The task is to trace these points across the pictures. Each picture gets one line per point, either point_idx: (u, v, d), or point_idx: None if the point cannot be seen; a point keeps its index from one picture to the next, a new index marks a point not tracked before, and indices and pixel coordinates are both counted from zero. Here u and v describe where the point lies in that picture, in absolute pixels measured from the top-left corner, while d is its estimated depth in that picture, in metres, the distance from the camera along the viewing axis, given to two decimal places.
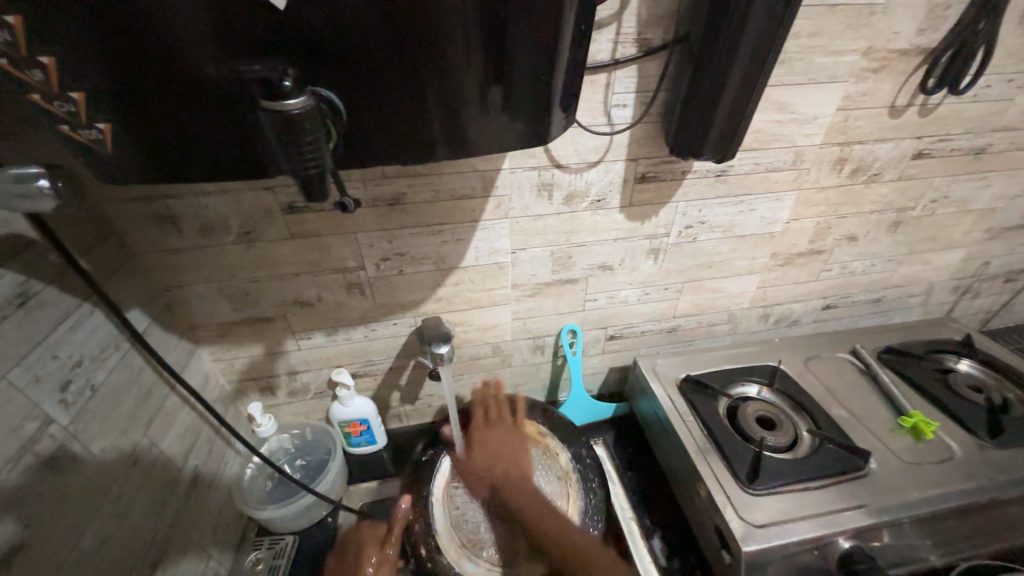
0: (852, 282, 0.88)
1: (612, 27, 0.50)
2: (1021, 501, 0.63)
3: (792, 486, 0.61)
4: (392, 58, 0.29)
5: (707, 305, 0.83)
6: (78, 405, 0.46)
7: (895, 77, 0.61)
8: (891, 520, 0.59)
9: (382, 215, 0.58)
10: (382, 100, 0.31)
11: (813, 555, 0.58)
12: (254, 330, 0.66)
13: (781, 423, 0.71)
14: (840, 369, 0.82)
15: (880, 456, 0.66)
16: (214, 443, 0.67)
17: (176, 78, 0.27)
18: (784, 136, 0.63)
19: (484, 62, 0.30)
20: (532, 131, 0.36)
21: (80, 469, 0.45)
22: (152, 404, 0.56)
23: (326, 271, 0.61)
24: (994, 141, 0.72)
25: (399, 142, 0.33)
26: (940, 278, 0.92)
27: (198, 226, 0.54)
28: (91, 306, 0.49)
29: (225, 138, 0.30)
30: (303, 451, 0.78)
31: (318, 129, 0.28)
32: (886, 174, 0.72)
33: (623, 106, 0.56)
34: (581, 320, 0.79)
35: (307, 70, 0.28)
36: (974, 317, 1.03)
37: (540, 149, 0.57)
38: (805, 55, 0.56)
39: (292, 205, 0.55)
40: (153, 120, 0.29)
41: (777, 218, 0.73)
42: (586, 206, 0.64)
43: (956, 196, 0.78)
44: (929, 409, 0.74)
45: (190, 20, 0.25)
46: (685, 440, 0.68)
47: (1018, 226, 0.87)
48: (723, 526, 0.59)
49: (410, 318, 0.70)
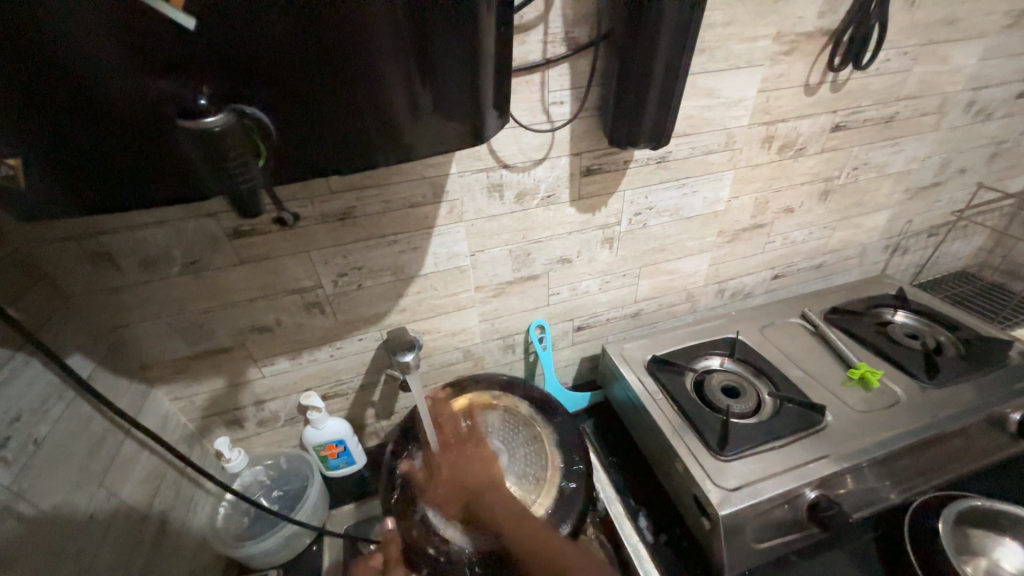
0: (795, 251, 0.93)
1: (540, 28, 0.52)
2: (959, 433, 0.68)
3: (759, 448, 0.64)
4: (318, 73, 0.30)
5: (666, 287, 0.87)
6: (20, 462, 0.43)
7: (805, 58, 0.66)
8: (851, 466, 0.63)
9: (334, 230, 0.57)
10: (309, 116, 0.31)
11: (785, 509, 0.61)
12: (212, 363, 0.63)
13: (744, 389, 0.75)
14: (793, 333, 0.87)
15: (835, 409, 0.71)
16: (180, 485, 0.64)
17: (91, 104, 0.27)
18: (714, 120, 0.67)
19: (407, 71, 0.31)
20: (465, 132, 0.37)
21: (32, 530, 0.43)
22: (105, 453, 0.53)
23: (282, 293, 0.60)
24: (900, 109, 0.79)
25: (336, 153, 0.34)
26: (872, 238, 1.00)
27: (137, 261, 0.52)
28: (25, 356, 0.46)
29: (150, 163, 0.30)
30: (279, 481, 0.75)
31: (243, 143, 0.29)
32: (811, 148, 0.78)
33: (560, 103, 0.58)
34: (548, 314, 0.80)
35: (225, 88, 0.28)
36: (906, 272, 1.12)
37: (485, 151, 0.58)
38: (722, 43, 0.60)
39: (237, 230, 0.54)
40: (69, 151, 0.28)
41: (718, 197, 0.77)
42: (537, 203, 0.66)
43: (875, 162, 0.85)
44: (874, 360, 0.80)
45: (100, 45, 0.25)
46: (659, 419, 0.70)
47: (932, 185, 0.95)
48: (700, 495, 0.61)
49: (376, 332, 0.69)
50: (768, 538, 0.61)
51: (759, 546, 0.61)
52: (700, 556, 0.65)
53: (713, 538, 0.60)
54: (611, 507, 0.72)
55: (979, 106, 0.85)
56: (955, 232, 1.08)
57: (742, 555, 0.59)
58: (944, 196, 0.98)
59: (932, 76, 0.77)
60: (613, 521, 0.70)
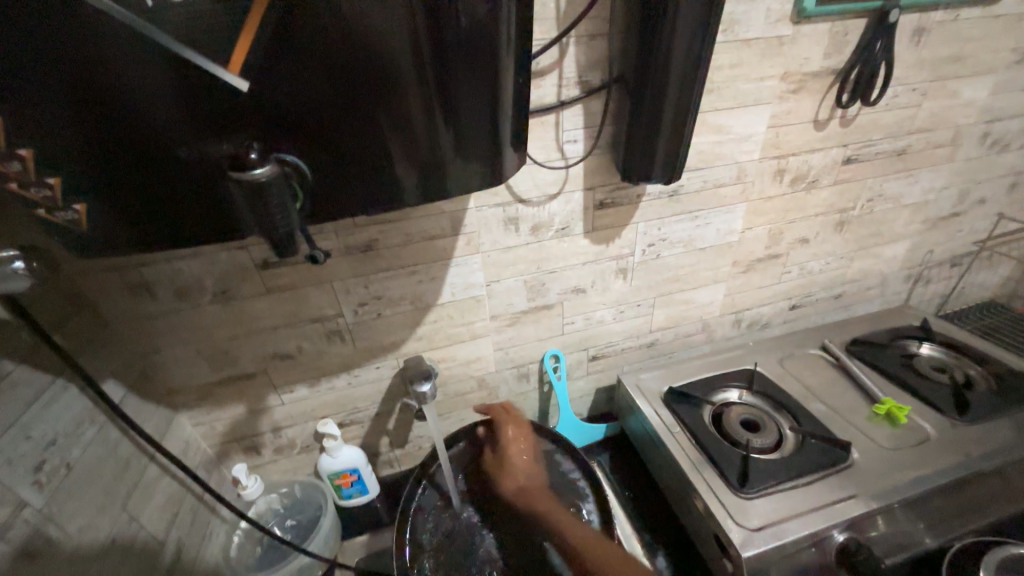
0: (812, 281, 0.93)
1: (555, 73, 0.55)
2: (997, 474, 0.65)
3: (782, 485, 0.62)
4: (352, 125, 0.32)
5: (681, 317, 0.87)
6: (53, 485, 0.45)
7: (813, 95, 0.68)
8: (881, 506, 0.60)
9: (357, 262, 0.60)
10: (344, 160, 0.34)
11: (812, 552, 0.58)
12: (235, 389, 0.65)
13: (765, 423, 0.73)
14: (814, 365, 0.85)
15: (861, 446, 0.68)
16: (197, 511, 0.65)
17: (152, 157, 0.29)
18: (725, 155, 0.69)
19: (435, 120, 0.34)
20: (485, 172, 0.40)
21: (55, 553, 0.43)
22: (129, 477, 0.55)
23: (305, 321, 0.62)
24: (912, 141, 0.80)
25: (365, 194, 0.36)
26: (892, 268, 0.98)
27: (173, 290, 0.55)
28: (64, 381, 0.49)
29: (201, 207, 0.32)
30: (292, 510, 0.75)
31: (284, 192, 0.31)
32: (823, 180, 0.78)
33: (574, 141, 0.61)
34: (562, 344, 0.81)
35: (272, 141, 0.31)
36: (930, 302, 1.09)
37: (502, 186, 0.60)
38: (731, 83, 0.62)
39: (267, 261, 0.56)
40: (132, 197, 0.31)
41: (731, 228, 0.78)
42: (552, 235, 0.67)
43: (890, 193, 0.85)
44: (900, 395, 0.77)
45: (165, 106, 0.28)
46: (677, 453, 0.69)
47: (951, 215, 0.94)
48: (722, 535, 0.59)
49: (393, 360, 0.71)
50: None
51: None
52: None
53: None
54: (629, 545, 0.70)
55: (994, 138, 0.85)
56: (979, 262, 1.06)
57: None
58: (965, 225, 0.97)
59: (942, 110, 0.78)
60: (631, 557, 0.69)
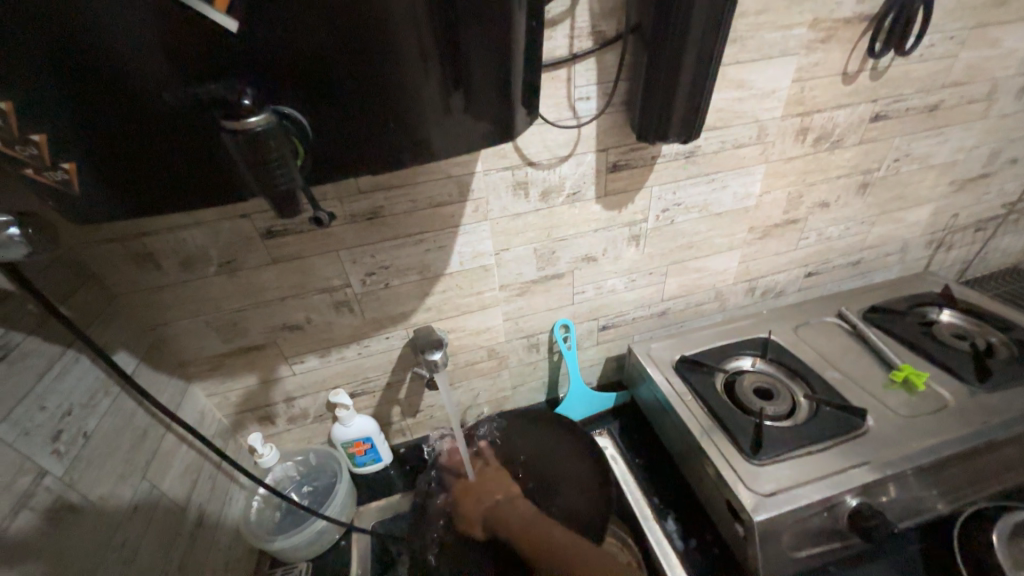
0: (830, 247, 0.90)
1: (566, 23, 0.51)
2: (1016, 440, 0.64)
3: (795, 452, 0.62)
4: (351, 76, 0.30)
5: (694, 286, 0.85)
6: (72, 454, 0.46)
7: (843, 45, 0.63)
8: (895, 472, 0.59)
9: (362, 230, 0.58)
10: (345, 115, 0.31)
11: (824, 517, 0.58)
12: (246, 361, 0.65)
13: (778, 391, 0.72)
14: (829, 333, 0.84)
15: (877, 412, 0.68)
16: (216, 478, 0.66)
17: (142, 108, 0.28)
18: (745, 113, 0.65)
19: (441, 71, 0.31)
20: (494, 130, 0.37)
21: (79, 519, 0.44)
22: (148, 446, 0.55)
23: (312, 292, 0.61)
24: (945, 97, 0.75)
25: (366, 154, 0.34)
26: (914, 234, 0.95)
27: (177, 261, 0.54)
28: (75, 353, 0.49)
29: (197, 164, 0.31)
30: (309, 477, 0.77)
31: (283, 144, 0.29)
32: (848, 139, 0.74)
33: (587, 98, 0.57)
34: (573, 314, 0.80)
35: (268, 90, 0.29)
36: (951, 269, 1.06)
37: (510, 149, 0.58)
38: (755, 32, 0.58)
39: (271, 229, 0.55)
40: (123, 154, 0.29)
41: (749, 192, 0.74)
42: (562, 201, 0.65)
43: (917, 154, 0.81)
44: (918, 362, 0.76)
45: (148, 49, 0.26)
46: (688, 421, 0.68)
47: (980, 176, 0.90)
48: (733, 500, 0.59)
49: (402, 331, 0.70)
50: (806, 546, 0.59)
51: (796, 555, 0.59)
52: (732, 563, 0.64)
53: (747, 543, 0.58)
54: (639, 511, 0.71)
55: None
56: (1005, 226, 1.01)
57: (779, 563, 0.57)
58: (993, 188, 0.93)
59: (981, 61, 0.72)
60: (641, 522, 0.69)
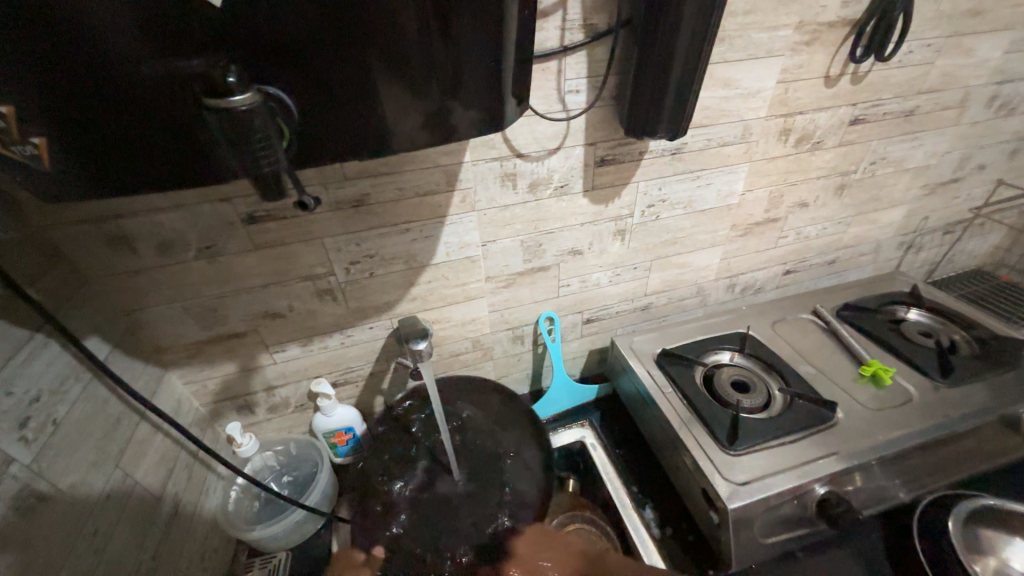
0: (808, 246, 0.93)
1: (558, 15, 0.51)
2: (972, 432, 0.68)
3: (768, 443, 0.64)
4: (339, 59, 0.29)
5: (677, 281, 0.86)
6: (40, 442, 0.44)
7: (826, 48, 0.65)
8: (861, 462, 0.62)
9: (347, 218, 0.57)
10: (332, 98, 0.31)
11: (793, 504, 0.61)
12: (225, 348, 0.64)
13: (754, 384, 0.75)
14: (804, 330, 0.86)
15: (846, 406, 0.70)
16: (193, 468, 0.65)
17: (118, 81, 0.27)
18: (731, 111, 0.66)
19: (431, 57, 0.31)
20: (485, 118, 0.37)
21: (48, 508, 0.43)
22: (121, 434, 0.54)
23: (294, 280, 0.60)
24: (921, 103, 0.78)
25: (352, 139, 0.33)
26: (887, 235, 0.99)
27: (153, 244, 0.52)
28: (44, 337, 0.47)
29: (176, 143, 0.30)
30: (289, 467, 0.76)
31: (268, 125, 0.28)
32: (828, 141, 0.76)
33: (576, 91, 0.57)
34: (557, 306, 0.80)
35: (253, 69, 0.28)
36: (920, 269, 1.10)
37: (499, 139, 0.57)
38: (743, 32, 0.59)
39: (252, 214, 0.54)
40: (97, 129, 0.28)
41: (732, 190, 0.76)
42: (550, 193, 0.65)
43: (893, 157, 0.84)
44: (886, 358, 0.79)
45: (127, 19, 0.25)
46: (668, 412, 0.70)
47: (950, 181, 0.93)
48: (709, 488, 0.61)
49: (386, 320, 0.70)
50: (776, 533, 0.61)
51: (766, 541, 0.61)
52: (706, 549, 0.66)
53: (720, 530, 0.60)
54: (618, 499, 0.73)
55: (1002, 101, 0.83)
56: (972, 229, 1.06)
57: (749, 549, 0.60)
58: (962, 193, 0.97)
59: (955, 69, 0.75)
60: (620, 510, 0.71)
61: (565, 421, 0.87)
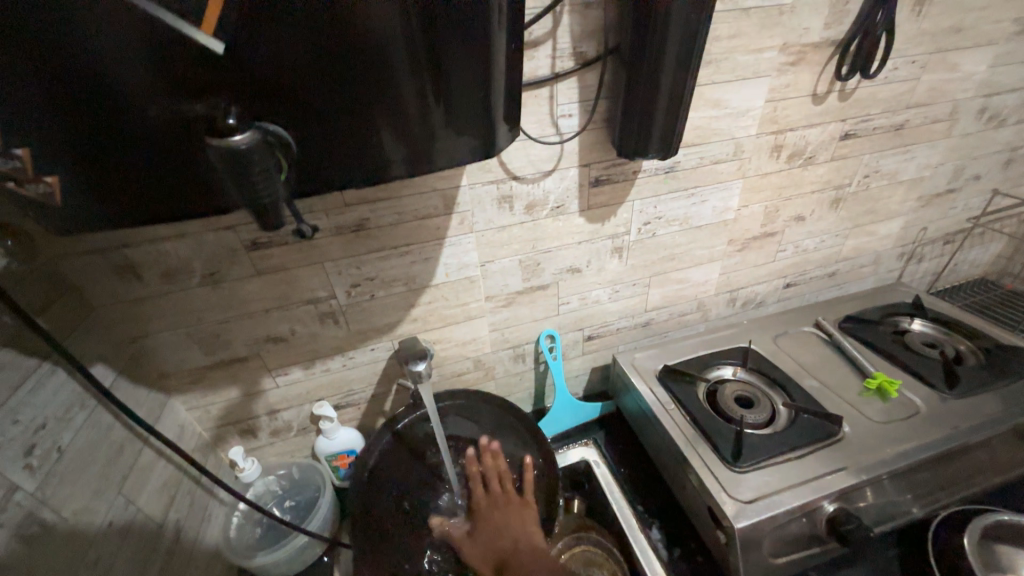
0: (807, 259, 0.93)
1: (548, 44, 0.53)
2: (984, 445, 0.66)
3: (774, 460, 0.63)
4: (336, 96, 0.31)
5: (676, 297, 0.87)
6: (44, 470, 0.45)
7: (812, 68, 0.67)
8: (870, 478, 0.61)
9: (348, 242, 0.59)
10: (330, 133, 0.33)
11: (802, 522, 0.59)
12: (228, 373, 0.65)
13: (758, 400, 0.74)
14: (807, 343, 0.86)
15: (852, 420, 0.69)
16: (195, 494, 0.65)
17: (128, 122, 0.28)
18: (721, 130, 0.67)
19: (424, 92, 0.33)
20: (478, 145, 0.38)
21: (51, 536, 0.43)
22: (124, 461, 0.54)
23: (297, 303, 0.61)
24: (910, 117, 0.79)
25: (350, 169, 0.35)
26: (886, 246, 0.99)
27: (160, 272, 0.54)
28: (52, 365, 0.48)
29: (180, 178, 0.31)
30: (291, 491, 0.75)
31: (267, 160, 0.30)
32: (820, 156, 0.78)
33: (569, 116, 0.59)
34: (558, 324, 0.81)
35: (254, 108, 0.29)
36: (922, 280, 1.10)
37: (495, 163, 0.59)
38: (729, 55, 0.61)
39: (256, 241, 0.55)
40: (106, 168, 0.30)
41: (727, 206, 0.77)
42: (546, 214, 0.66)
43: (886, 170, 0.85)
44: (892, 370, 0.78)
45: (137, 66, 0.27)
46: (671, 429, 0.69)
47: (946, 192, 0.94)
48: (715, 507, 0.60)
49: (387, 342, 0.70)
50: (786, 553, 0.60)
51: (777, 561, 0.59)
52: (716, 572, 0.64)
53: (729, 551, 0.59)
54: (623, 519, 0.71)
55: (991, 113, 0.84)
56: (972, 239, 1.06)
57: (759, 569, 0.58)
58: (958, 203, 0.97)
59: (942, 83, 0.76)
60: (626, 531, 0.70)
61: (569, 440, 0.86)
